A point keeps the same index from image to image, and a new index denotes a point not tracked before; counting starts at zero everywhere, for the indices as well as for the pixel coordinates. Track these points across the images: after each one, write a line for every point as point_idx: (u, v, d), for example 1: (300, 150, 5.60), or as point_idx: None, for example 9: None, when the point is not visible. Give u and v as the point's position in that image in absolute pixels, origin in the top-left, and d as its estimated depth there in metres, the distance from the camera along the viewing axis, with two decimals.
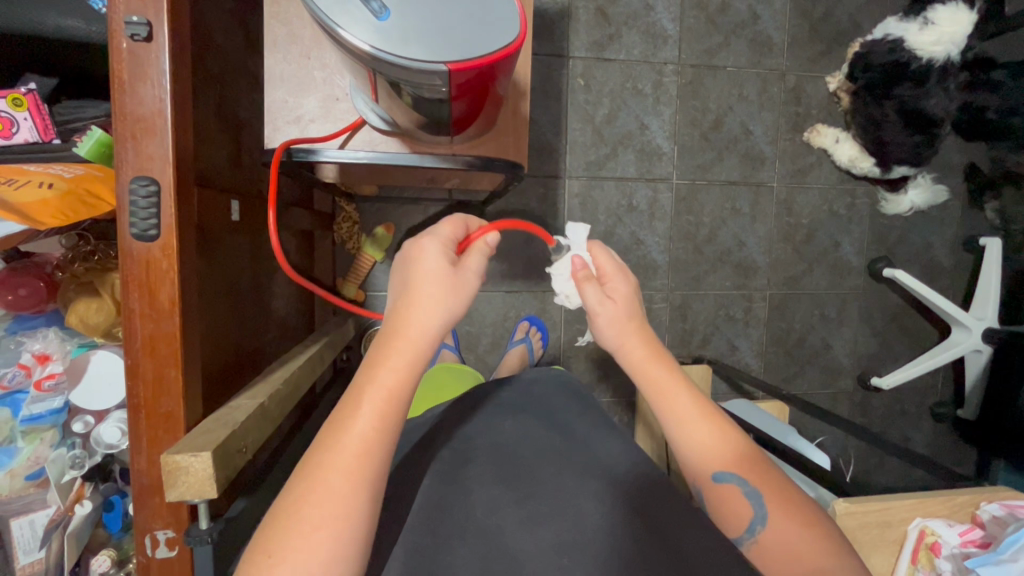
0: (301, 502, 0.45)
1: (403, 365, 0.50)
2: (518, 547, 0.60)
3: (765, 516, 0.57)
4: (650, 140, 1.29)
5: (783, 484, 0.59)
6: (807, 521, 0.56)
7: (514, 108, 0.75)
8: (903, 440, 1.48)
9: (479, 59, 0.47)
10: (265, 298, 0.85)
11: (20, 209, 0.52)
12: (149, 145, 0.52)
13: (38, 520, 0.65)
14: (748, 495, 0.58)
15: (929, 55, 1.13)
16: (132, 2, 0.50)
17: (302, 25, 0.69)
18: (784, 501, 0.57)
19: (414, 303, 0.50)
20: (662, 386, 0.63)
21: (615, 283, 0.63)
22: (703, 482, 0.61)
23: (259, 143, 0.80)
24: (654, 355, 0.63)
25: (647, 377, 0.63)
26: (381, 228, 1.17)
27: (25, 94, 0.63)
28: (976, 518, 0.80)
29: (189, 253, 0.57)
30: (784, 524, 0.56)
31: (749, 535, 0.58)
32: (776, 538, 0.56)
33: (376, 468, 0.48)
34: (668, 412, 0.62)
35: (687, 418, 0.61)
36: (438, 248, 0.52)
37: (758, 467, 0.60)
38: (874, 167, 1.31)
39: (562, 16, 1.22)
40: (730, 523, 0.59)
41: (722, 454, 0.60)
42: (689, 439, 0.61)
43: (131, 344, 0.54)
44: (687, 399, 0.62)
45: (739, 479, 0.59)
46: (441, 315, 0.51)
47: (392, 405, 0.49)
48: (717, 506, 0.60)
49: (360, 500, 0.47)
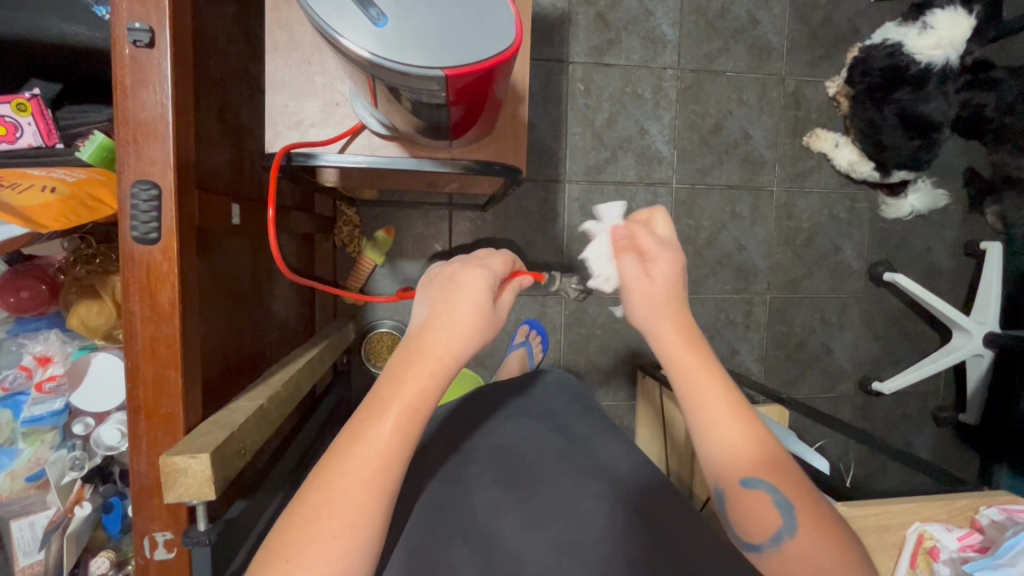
0: (320, 512, 0.46)
1: (429, 383, 0.51)
2: (519, 549, 0.61)
3: (795, 527, 0.49)
4: (649, 144, 1.30)
5: (815, 497, 0.51)
6: (841, 540, 0.49)
7: (512, 112, 0.75)
8: (905, 444, 1.48)
9: (476, 64, 0.47)
10: (265, 301, 0.85)
11: (23, 213, 0.52)
12: (150, 149, 0.53)
13: (38, 521, 0.65)
14: (778, 505, 0.50)
15: (929, 61, 1.14)
16: (136, 8, 0.51)
17: (303, 31, 0.70)
18: (817, 514, 0.49)
19: (453, 324, 0.52)
20: (689, 376, 0.55)
21: (660, 268, 0.56)
22: (724, 482, 0.52)
23: (261, 148, 0.80)
24: (688, 342, 0.56)
25: (678, 366, 0.55)
26: (381, 232, 1.18)
27: (29, 99, 0.63)
28: (975, 523, 0.80)
29: (189, 256, 0.57)
30: (815, 540, 0.48)
31: (773, 547, 0.50)
32: (803, 553, 0.48)
33: (394, 480, 0.49)
34: (696, 406, 0.54)
35: (715, 413, 0.53)
36: (488, 282, 0.54)
37: (790, 473, 0.51)
38: (874, 172, 1.32)
39: (562, 22, 1.23)
40: (749, 531, 0.50)
41: (751, 455, 0.51)
42: (716, 435, 0.53)
43: (131, 346, 0.54)
44: (717, 395, 0.54)
45: (769, 485, 0.50)
46: (473, 343, 0.53)
47: (415, 420, 0.50)
48: (737, 512, 0.51)
49: (376, 512, 0.47)
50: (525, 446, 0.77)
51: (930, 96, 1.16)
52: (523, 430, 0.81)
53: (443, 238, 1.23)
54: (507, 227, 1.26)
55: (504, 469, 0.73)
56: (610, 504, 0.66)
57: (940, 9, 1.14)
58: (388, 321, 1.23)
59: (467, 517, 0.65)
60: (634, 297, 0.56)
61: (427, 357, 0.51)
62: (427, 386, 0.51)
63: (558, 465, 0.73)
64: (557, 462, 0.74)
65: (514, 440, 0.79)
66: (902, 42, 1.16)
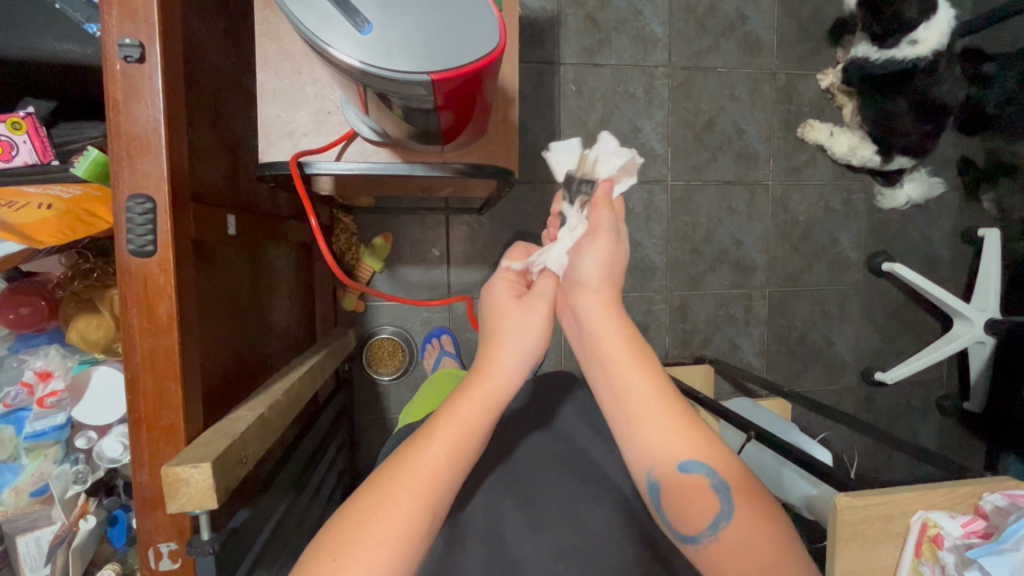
0: (372, 518, 0.47)
1: (487, 400, 0.55)
2: (519, 555, 0.62)
3: (732, 511, 0.51)
4: (643, 143, 1.30)
5: (746, 475, 0.53)
6: (771, 516, 0.52)
7: (502, 116, 0.76)
8: (911, 435, 1.47)
9: (461, 68, 0.48)
10: (265, 310, 0.86)
11: (19, 230, 0.53)
12: (143, 164, 0.53)
13: (43, 536, 0.67)
14: (717, 489, 0.51)
15: (931, 49, 1.12)
16: (126, 25, 0.52)
17: (292, 42, 0.71)
18: (753, 500, 0.52)
19: (498, 344, 0.58)
20: (613, 366, 0.56)
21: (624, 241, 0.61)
22: (663, 469, 0.53)
23: (256, 159, 0.81)
24: (623, 328, 0.57)
25: (602, 356, 0.57)
26: (380, 238, 1.20)
27: (24, 118, 0.64)
28: (979, 509, 0.78)
29: (187, 267, 0.58)
30: (752, 524, 0.51)
31: (710, 533, 0.51)
32: (739, 538, 0.50)
33: (441, 500, 0.50)
34: (623, 394, 0.55)
35: (645, 399, 0.54)
36: (507, 287, 0.64)
37: (728, 457, 0.53)
38: (875, 155, 1.30)
39: (552, 25, 1.23)
40: (686, 519, 0.52)
41: (687, 441, 0.53)
42: (643, 424, 0.54)
43: (132, 359, 0.55)
44: (641, 377, 0.55)
45: (707, 469, 0.52)
46: (519, 354, 0.58)
47: (473, 438, 0.53)
48: (674, 500, 0.52)
49: (422, 520, 0.49)
50: (526, 451, 0.78)
51: (940, 78, 1.17)
52: (525, 436, 0.82)
53: (440, 243, 1.24)
54: (503, 230, 1.26)
55: (501, 471, 0.74)
56: (610, 508, 0.67)
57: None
58: (388, 327, 1.24)
59: (467, 520, 0.66)
60: (603, 240, 0.57)
61: (481, 384, 0.56)
62: (483, 405, 0.55)
63: (558, 470, 0.74)
64: (557, 465, 0.75)
65: (514, 442, 0.80)
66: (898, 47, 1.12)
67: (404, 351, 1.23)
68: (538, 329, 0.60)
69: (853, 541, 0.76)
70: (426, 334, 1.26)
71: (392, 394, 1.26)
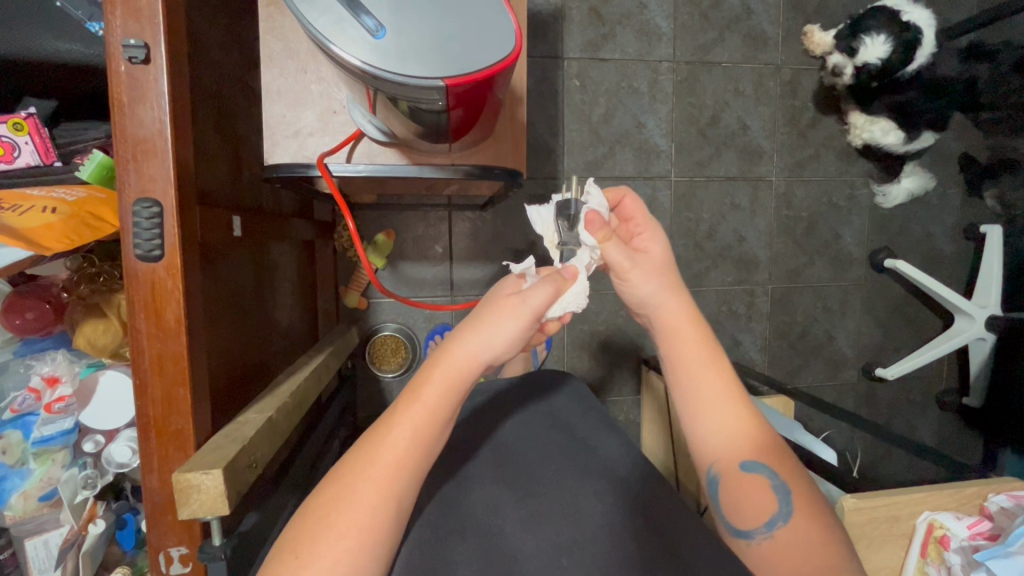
0: (332, 509, 0.48)
1: (445, 388, 0.53)
2: (518, 547, 0.62)
3: (790, 513, 0.54)
4: (647, 138, 1.29)
5: (810, 487, 0.57)
6: (828, 528, 0.54)
7: (510, 115, 0.75)
8: (909, 429, 1.49)
9: (475, 74, 0.47)
10: (269, 309, 0.85)
11: (24, 235, 0.52)
12: (150, 167, 0.52)
13: (52, 539, 0.67)
14: (776, 489, 0.56)
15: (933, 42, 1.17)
16: (129, 24, 0.50)
17: (297, 39, 0.69)
18: (811, 508, 0.55)
19: (472, 332, 0.53)
20: (689, 367, 0.62)
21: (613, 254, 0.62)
22: (725, 466, 0.58)
23: (260, 157, 0.80)
24: (696, 330, 0.63)
25: (680, 360, 0.63)
26: (382, 235, 1.18)
27: (25, 118, 0.63)
28: (984, 510, 0.79)
29: (193, 270, 0.57)
30: (807, 528, 0.53)
31: (765, 530, 0.54)
32: (792, 535, 0.53)
33: (405, 485, 0.51)
34: (694, 387, 0.61)
35: (713, 396, 0.60)
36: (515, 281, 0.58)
37: (788, 465, 0.58)
38: (898, 132, 1.26)
39: (555, 18, 1.22)
40: (743, 514, 0.56)
41: (750, 444, 0.59)
42: (710, 421, 0.60)
43: (140, 363, 0.54)
44: (712, 375, 0.61)
45: (768, 472, 0.57)
46: (487, 354, 0.53)
47: (432, 425, 0.52)
48: (733, 492, 0.57)
49: (387, 512, 0.49)
50: (527, 443, 0.78)
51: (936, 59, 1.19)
52: (523, 429, 0.81)
53: (443, 239, 1.23)
54: (506, 227, 1.25)
55: (503, 465, 0.74)
56: (610, 503, 0.67)
57: (888, 50, 1.14)
58: (391, 323, 1.24)
59: (466, 515, 0.66)
60: (637, 270, 0.63)
61: (439, 366, 0.53)
62: (445, 391, 0.53)
63: (558, 464, 0.74)
64: (555, 460, 0.75)
65: (516, 436, 0.80)
66: (919, 55, 1.16)
67: (406, 348, 1.23)
68: (510, 333, 0.53)
69: (859, 541, 0.77)
70: (428, 332, 1.26)
71: (394, 390, 1.26)
